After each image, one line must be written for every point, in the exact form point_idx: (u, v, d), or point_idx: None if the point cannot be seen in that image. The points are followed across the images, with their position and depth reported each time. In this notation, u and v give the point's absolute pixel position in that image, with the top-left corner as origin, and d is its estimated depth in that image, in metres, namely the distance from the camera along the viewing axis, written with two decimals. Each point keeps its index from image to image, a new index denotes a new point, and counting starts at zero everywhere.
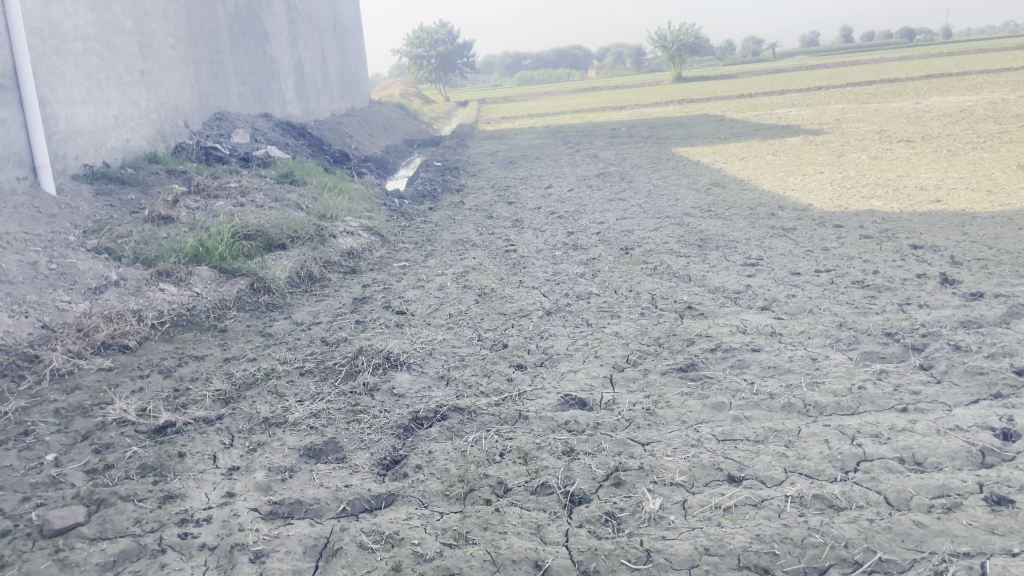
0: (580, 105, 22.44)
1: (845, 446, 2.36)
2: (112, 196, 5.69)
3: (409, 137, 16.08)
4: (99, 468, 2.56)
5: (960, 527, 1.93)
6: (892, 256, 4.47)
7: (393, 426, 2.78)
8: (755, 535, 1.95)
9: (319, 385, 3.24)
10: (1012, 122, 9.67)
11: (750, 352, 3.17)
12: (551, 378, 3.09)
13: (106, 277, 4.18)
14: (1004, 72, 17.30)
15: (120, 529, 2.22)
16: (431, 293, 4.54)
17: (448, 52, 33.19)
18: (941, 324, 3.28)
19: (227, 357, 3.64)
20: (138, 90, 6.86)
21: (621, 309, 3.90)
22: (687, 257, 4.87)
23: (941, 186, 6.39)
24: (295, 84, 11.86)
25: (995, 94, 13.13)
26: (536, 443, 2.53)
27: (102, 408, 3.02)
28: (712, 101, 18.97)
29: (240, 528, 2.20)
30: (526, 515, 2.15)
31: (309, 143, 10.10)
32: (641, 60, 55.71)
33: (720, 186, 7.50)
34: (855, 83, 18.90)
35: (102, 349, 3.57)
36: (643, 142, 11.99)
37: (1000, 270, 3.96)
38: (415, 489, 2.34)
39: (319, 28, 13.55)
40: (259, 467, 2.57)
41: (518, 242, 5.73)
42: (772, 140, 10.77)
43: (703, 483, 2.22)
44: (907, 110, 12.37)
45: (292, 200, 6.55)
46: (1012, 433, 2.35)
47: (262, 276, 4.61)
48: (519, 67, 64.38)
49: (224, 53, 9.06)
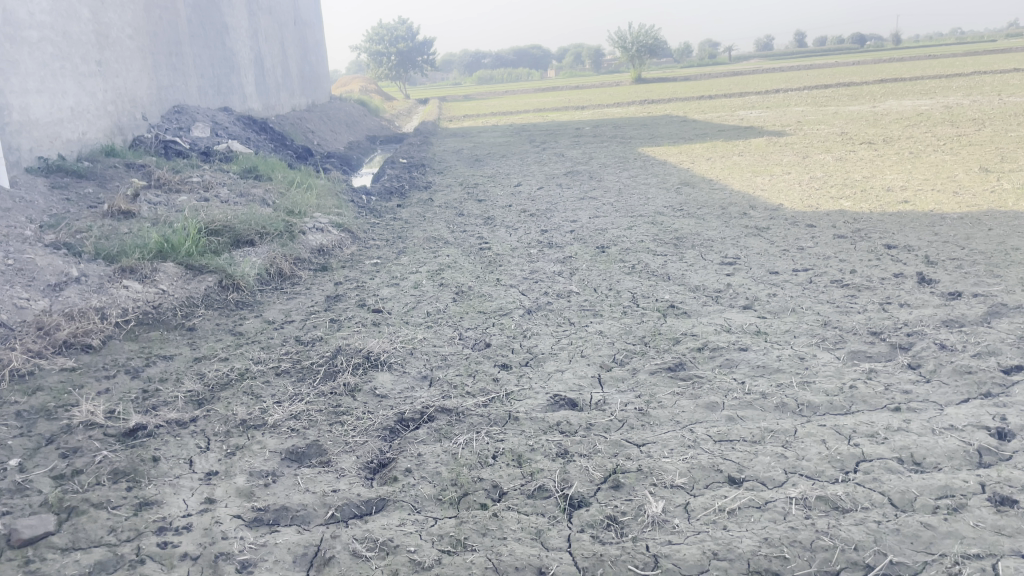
0: (541, 105, 22.45)
1: (843, 446, 2.34)
2: (68, 189, 5.47)
3: (371, 134, 15.87)
4: (67, 474, 2.42)
5: (968, 528, 1.91)
6: (868, 256, 4.48)
7: (379, 428, 2.69)
8: (764, 538, 1.91)
9: (297, 385, 3.12)
10: (969, 126, 9.86)
11: (738, 351, 3.15)
12: (538, 378, 3.02)
13: (66, 274, 3.99)
14: (956, 78, 17.68)
15: (93, 538, 2.09)
16: (406, 291, 4.44)
17: (408, 49, 32.92)
18: (924, 323, 3.29)
19: (197, 357, 3.50)
20: (95, 81, 6.63)
21: (602, 307, 3.85)
22: (664, 256, 4.83)
23: (907, 187, 6.48)
24: (255, 78, 11.62)
25: (951, 99, 13.36)
26: (529, 445, 2.46)
27: (67, 410, 2.87)
28: (674, 102, 19.14)
29: (224, 536, 2.09)
30: (525, 520, 2.08)
31: (272, 138, 9.88)
32: (600, 61, 56.01)
33: (689, 185, 7.52)
34: (813, 86, 19.24)
35: (64, 348, 3.41)
36: (609, 142, 11.99)
37: (975, 270, 4.01)
38: (407, 493, 2.25)
39: (279, 21, 13.28)
40: (239, 472, 2.45)
41: (492, 240, 5.65)
42: (736, 141, 10.83)
43: (704, 485, 2.18)
44: (865, 113, 12.56)
45: (258, 196, 6.39)
46: (1007, 432, 2.35)
47: (231, 273, 4.46)
48: (478, 66, 64.00)
49: (183, 44, 8.81)
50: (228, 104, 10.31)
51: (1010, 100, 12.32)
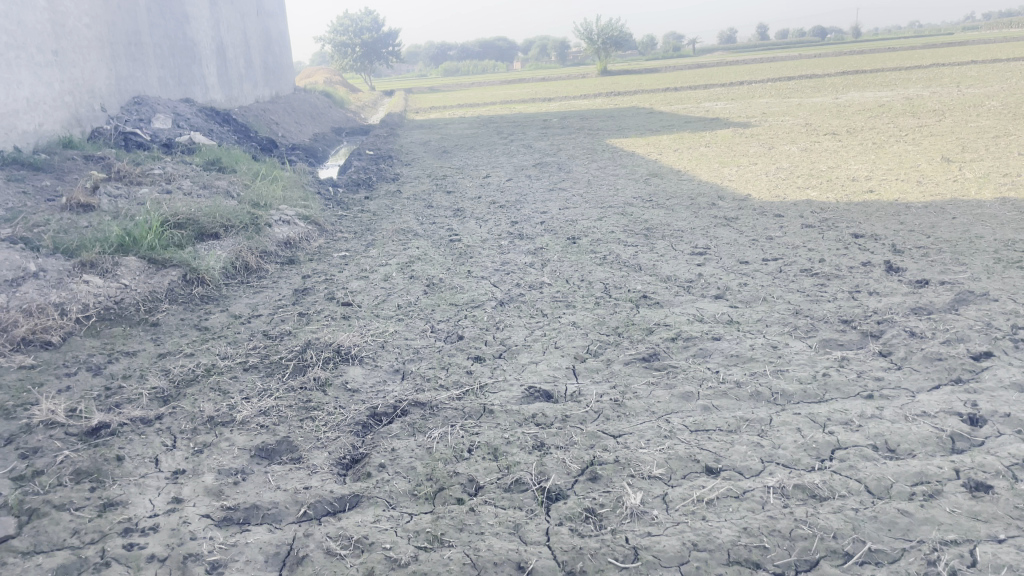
0: (508, 96, 22.33)
1: (818, 434, 2.34)
2: (25, 182, 5.32)
3: (337, 125, 15.65)
4: (28, 475, 2.34)
5: (944, 514, 1.92)
6: (836, 245, 4.52)
7: (351, 422, 2.64)
8: (743, 528, 1.90)
9: (266, 380, 3.06)
10: (929, 117, 9.99)
11: (711, 341, 3.14)
12: (512, 371, 2.99)
13: (22, 268, 3.84)
14: (916, 70, 17.90)
15: (56, 541, 2.02)
16: (376, 284, 4.38)
17: (373, 40, 32.56)
18: (893, 311, 3.31)
19: (162, 353, 3.42)
20: (51, 71, 6.46)
21: (575, 299, 3.83)
22: (635, 247, 4.82)
23: (872, 177, 6.54)
24: (217, 68, 11.40)
25: (910, 91, 13.54)
26: (505, 438, 2.43)
27: (26, 409, 2.77)
28: (639, 94, 19.13)
29: (192, 537, 2.03)
30: (502, 514, 2.05)
31: (235, 130, 9.69)
32: (565, 54, 55.96)
33: (657, 176, 7.53)
34: (776, 78, 19.32)
35: (22, 345, 3.30)
36: (577, 133, 11.94)
37: (942, 258, 4.04)
38: (382, 489, 2.21)
39: (241, 11, 13.02)
40: (207, 470, 2.39)
41: (462, 232, 5.60)
42: (703, 132, 10.88)
43: (681, 476, 2.17)
44: (828, 104, 12.69)
45: (222, 187, 6.26)
46: (978, 418, 2.37)
47: (195, 267, 4.37)
48: (444, 57, 63.52)
49: (142, 34, 8.60)
50: (189, 95, 10.11)
51: (970, 91, 12.54)
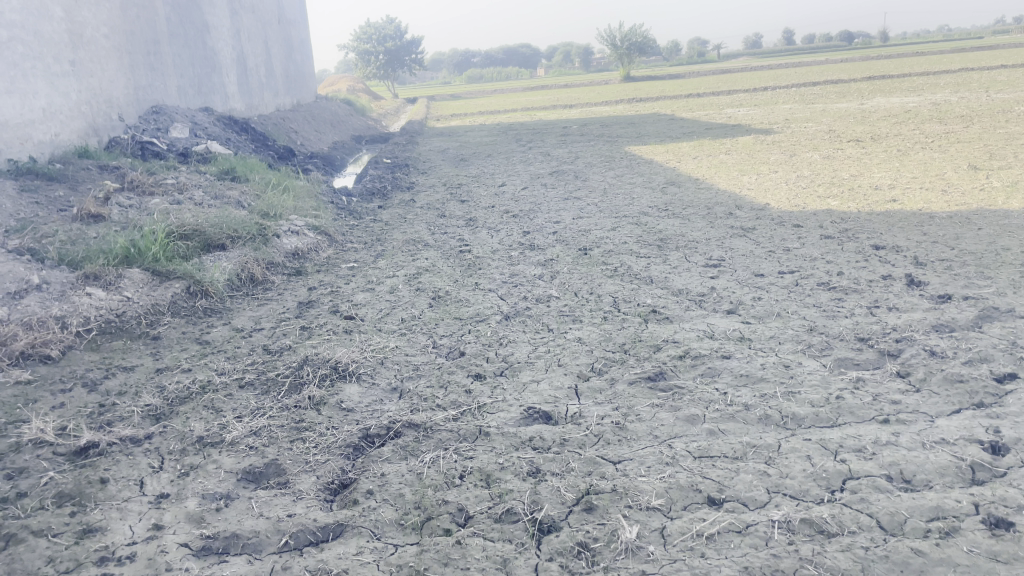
0: (531, 103, 22.26)
1: (829, 462, 2.21)
2: (38, 193, 5.29)
3: (358, 133, 15.65)
4: (10, 497, 2.27)
5: (961, 555, 1.79)
6: (855, 257, 4.37)
7: (342, 445, 2.55)
8: (743, 567, 1.79)
9: (260, 399, 2.98)
10: (957, 123, 9.76)
11: (721, 359, 3.02)
12: (512, 390, 2.89)
13: (25, 280, 3.79)
14: (944, 74, 17.57)
15: (30, 570, 1.95)
16: (381, 296, 4.30)
17: (396, 47, 32.65)
18: (914, 328, 3.17)
19: (159, 368, 3.35)
20: (67, 81, 6.46)
21: (582, 313, 3.72)
22: (647, 258, 4.70)
23: (895, 185, 6.36)
24: (237, 77, 11.43)
25: (937, 96, 13.30)
26: (499, 463, 2.33)
27: (17, 427, 2.71)
28: (662, 100, 18.97)
29: (168, 568, 1.95)
30: (491, 548, 1.95)
31: (253, 139, 9.69)
32: (588, 60, 55.87)
33: (675, 185, 7.39)
34: (801, 83, 19.07)
35: (21, 360, 3.25)
36: (596, 140, 11.79)
37: (965, 272, 3.88)
38: (367, 518, 2.12)
39: (263, 19, 13.05)
40: (191, 495, 2.31)
41: (473, 242, 5.51)
42: (724, 139, 10.72)
43: (682, 507, 2.05)
44: (854, 110, 12.48)
45: (233, 198, 6.22)
46: (1001, 446, 2.23)
47: (200, 279, 4.32)
48: (467, 64, 63.59)
49: (161, 43, 8.61)
50: (208, 104, 10.12)
51: (998, 96, 12.30)
